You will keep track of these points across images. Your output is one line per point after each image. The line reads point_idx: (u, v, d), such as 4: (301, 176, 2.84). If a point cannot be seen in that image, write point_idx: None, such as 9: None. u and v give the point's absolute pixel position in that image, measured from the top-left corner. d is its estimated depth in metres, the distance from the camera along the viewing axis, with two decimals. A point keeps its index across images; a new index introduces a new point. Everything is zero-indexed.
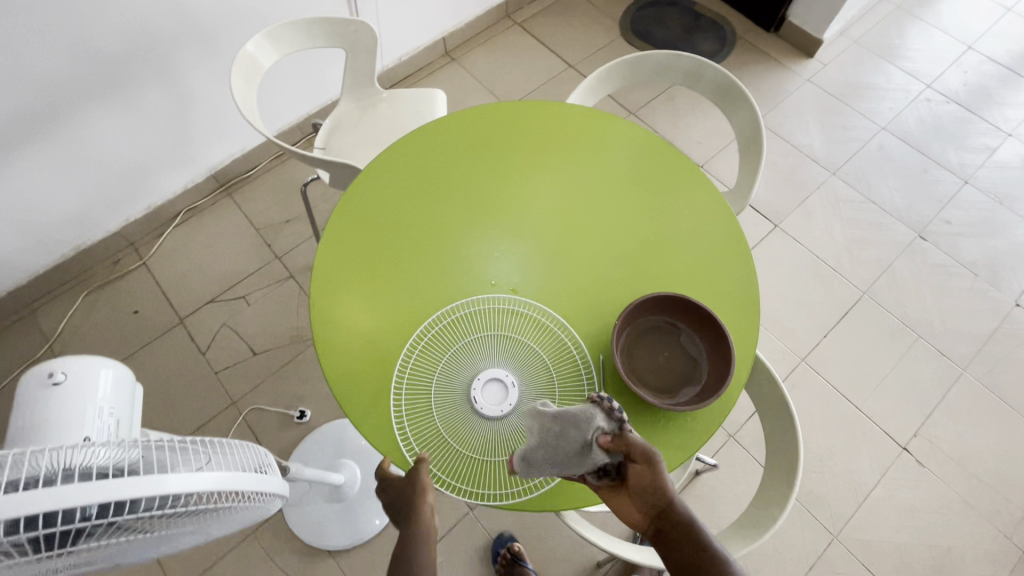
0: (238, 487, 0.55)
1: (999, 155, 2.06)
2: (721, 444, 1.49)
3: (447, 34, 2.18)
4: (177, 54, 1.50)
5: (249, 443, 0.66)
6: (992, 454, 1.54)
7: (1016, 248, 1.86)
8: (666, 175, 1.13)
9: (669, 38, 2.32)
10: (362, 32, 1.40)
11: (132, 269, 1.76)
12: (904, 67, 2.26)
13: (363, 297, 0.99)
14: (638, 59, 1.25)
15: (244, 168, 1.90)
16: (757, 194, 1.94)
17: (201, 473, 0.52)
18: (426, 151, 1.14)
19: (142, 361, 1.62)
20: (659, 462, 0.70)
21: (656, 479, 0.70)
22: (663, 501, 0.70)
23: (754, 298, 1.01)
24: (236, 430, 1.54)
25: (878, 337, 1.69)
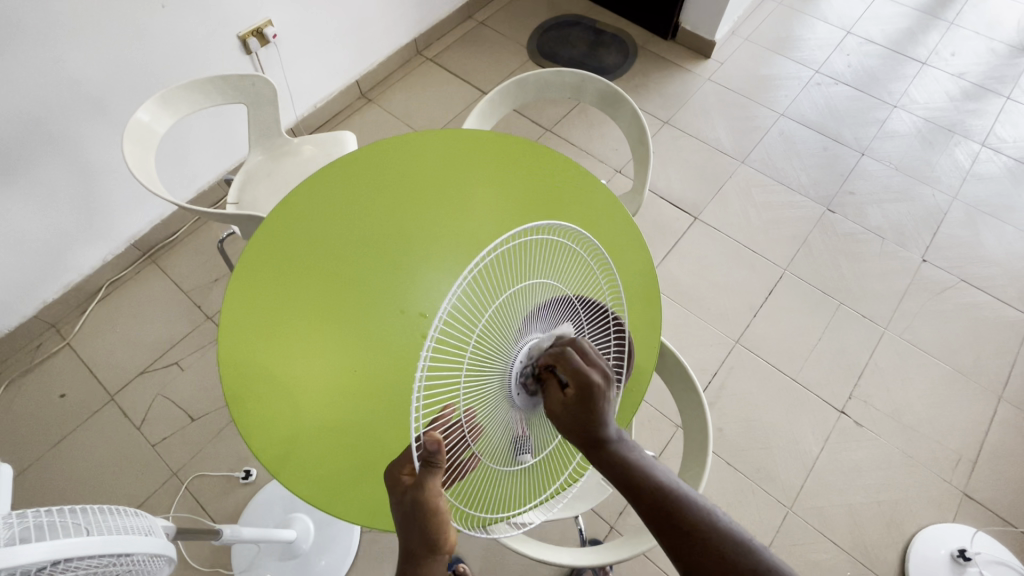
0: (117, 550, 0.53)
1: (890, 125, 2.22)
2: (668, 437, 1.52)
3: (360, 77, 2.23)
4: (74, 127, 1.48)
5: (136, 510, 0.64)
6: (922, 404, 1.61)
7: (914, 208, 1.99)
8: (564, 185, 1.18)
9: (574, 56, 2.44)
10: (260, 85, 1.43)
11: (55, 351, 1.69)
12: (794, 57, 2.43)
13: (280, 343, 0.99)
14: (524, 78, 1.31)
15: (166, 233, 1.87)
16: (674, 191, 2.03)
17: (70, 539, 0.50)
18: (332, 190, 1.15)
19: (75, 444, 1.55)
20: (593, 388, 0.60)
21: (590, 408, 0.60)
22: (598, 434, 0.62)
23: (655, 285, 1.07)
24: (180, 501, 1.48)
25: (803, 310, 1.77)
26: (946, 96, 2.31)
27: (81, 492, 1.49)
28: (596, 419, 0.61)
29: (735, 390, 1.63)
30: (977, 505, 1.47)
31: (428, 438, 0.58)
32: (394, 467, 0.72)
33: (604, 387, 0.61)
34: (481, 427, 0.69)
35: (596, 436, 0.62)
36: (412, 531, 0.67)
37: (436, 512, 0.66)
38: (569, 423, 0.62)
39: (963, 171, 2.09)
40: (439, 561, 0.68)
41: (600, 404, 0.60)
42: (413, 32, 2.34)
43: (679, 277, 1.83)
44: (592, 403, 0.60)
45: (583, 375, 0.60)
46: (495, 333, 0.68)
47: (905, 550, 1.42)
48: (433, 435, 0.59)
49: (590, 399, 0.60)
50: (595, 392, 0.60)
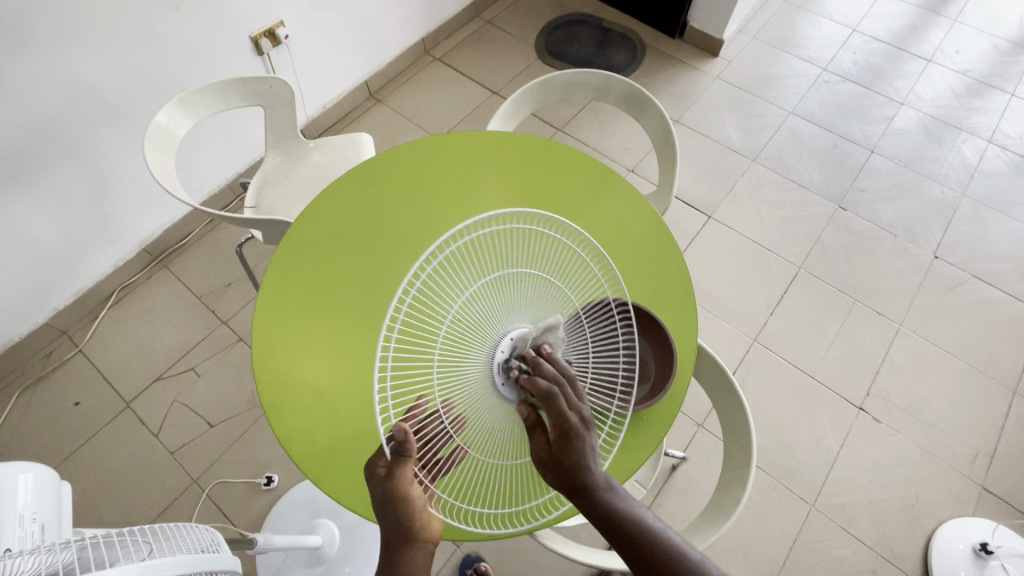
0: (196, 569, 0.52)
1: (898, 123, 2.23)
2: (691, 436, 1.53)
3: (369, 77, 2.21)
4: (87, 131, 1.45)
5: (199, 526, 0.63)
6: (939, 399, 1.63)
7: (925, 205, 2.01)
8: (593, 185, 1.18)
9: (583, 55, 2.43)
10: (278, 87, 1.41)
11: (68, 358, 1.67)
12: (801, 55, 2.44)
13: (312, 348, 0.98)
14: (549, 79, 1.31)
15: (177, 237, 1.85)
16: (687, 190, 2.03)
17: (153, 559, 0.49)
18: (358, 195, 1.14)
19: (91, 453, 1.53)
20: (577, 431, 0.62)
21: (575, 451, 0.62)
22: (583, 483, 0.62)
23: (689, 289, 1.07)
24: (202, 509, 1.47)
25: (819, 307, 1.78)
26: (951, 93, 2.32)
27: (100, 501, 1.47)
28: (579, 464, 0.62)
29: (754, 388, 1.64)
30: (996, 499, 1.49)
31: (397, 428, 0.59)
32: (372, 458, 0.70)
33: (583, 432, 0.63)
34: (465, 421, 0.68)
35: (580, 481, 0.62)
36: (389, 520, 0.66)
37: (411, 501, 0.66)
38: (555, 468, 0.63)
39: (970, 168, 2.11)
40: (418, 551, 0.67)
41: (582, 449, 0.62)
42: (421, 31, 2.33)
43: (695, 275, 1.84)
44: (573, 447, 0.62)
45: (561, 417, 0.63)
46: (470, 322, 0.70)
47: (927, 545, 1.43)
48: (402, 423, 0.60)
49: (570, 442, 0.63)
50: (577, 434, 0.62)
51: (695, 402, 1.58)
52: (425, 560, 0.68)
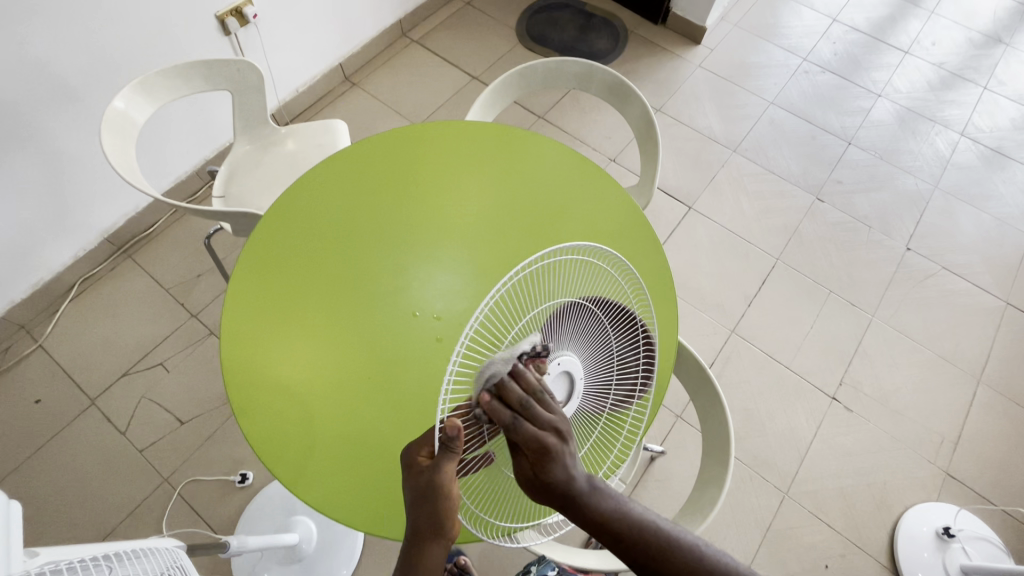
0: None
1: (874, 115, 2.25)
2: (669, 427, 1.55)
3: (344, 60, 2.13)
4: (42, 115, 1.37)
5: (152, 548, 0.62)
6: (908, 388, 1.68)
7: (899, 197, 2.04)
8: (578, 182, 1.15)
9: (565, 41, 2.39)
10: (246, 71, 1.34)
11: (26, 354, 1.59)
12: (782, 44, 2.43)
13: (285, 345, 0.95)
14: (527, 68, 1.28)
15: (142, 226, 1.77)
16: (668, 180, 2.02)
17: None
18: (333, 185, 1.10)
19: (55, 453, 1.47)
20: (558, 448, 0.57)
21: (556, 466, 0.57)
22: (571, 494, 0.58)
23: (669, 291, 1.06)
24: (172, 509, 1.43)
25: (795, 298, 1.81)
26: (927, 85, 2.35)
27: (65, 501, 1.42)
28: (564, 480, 0.57)
29: (731, 379, 1.66)
30: (958, 484, 1.55)
31: (449, 424, 0.58)
32: (411, 448, 0.67)
33: (561, 449, 0.57)
34: (499, 431, 0.67)
35: (566, 493, 0.58)
36: (426, 512, 0.64)
37: (451, 497, 0.64)
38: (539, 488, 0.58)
39: (943, 161, 2.15)
40: (440, 548, 0.64)
41: (561, 462, 0.57)
42: (398, 13, 2.25)
43: (676, 267, 1.84)
44: (551, 465, 0.57)
45: (539, 432, 0.57)
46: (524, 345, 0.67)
47: (893, 531, 1.49)
48: (454, 421, 0.59)
49: (548, 460, 0.57)
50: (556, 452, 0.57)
51: (673, 394, 1.59)
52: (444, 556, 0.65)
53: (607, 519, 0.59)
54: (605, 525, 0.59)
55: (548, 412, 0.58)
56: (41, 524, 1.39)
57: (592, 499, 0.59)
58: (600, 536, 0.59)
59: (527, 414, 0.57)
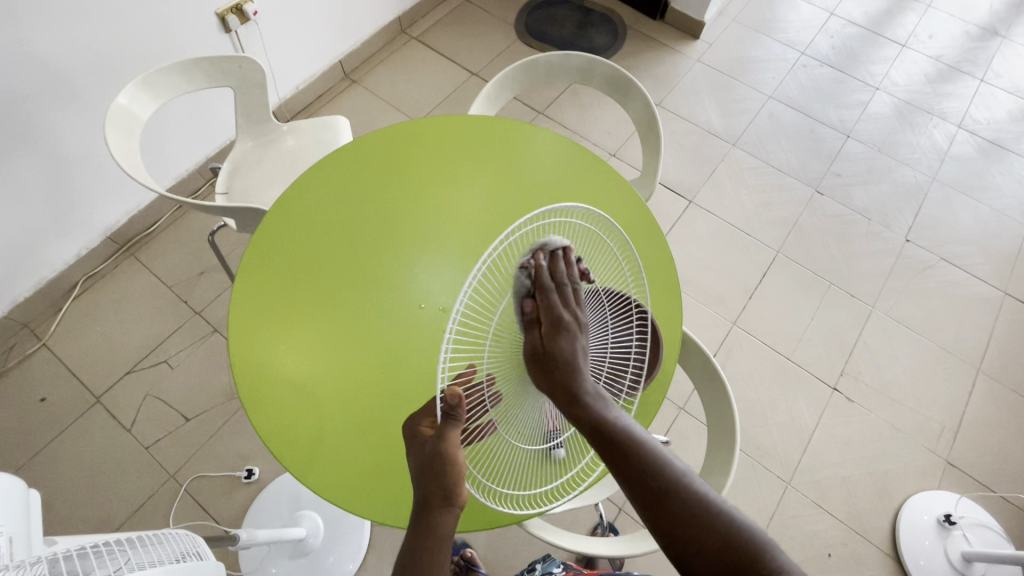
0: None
1: (873, 108, 2.26)
2: (672, 419, 1.56)
3: (343, 57, 2.13)
4: (45, 113, 1.37)
5: (165, 535, 0.62)
6: (908, 378, 1.69)
7: (898, 189, 2.05)
8: (582, 176, 1.16)
9: (564, 37, 2.39)
10: (249, 67, 1.34)
11: (30, 352, 1.60)
12: (780, 38, 2.44)
13: (292, 341, 0.95)
14: (529, 63, 1.29)
15: (144, 225, 1.77)
16: (668, 174, 2.03)
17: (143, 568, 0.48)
18: (336, 182, 1.10)
19: (60, 450, 1.48)
20: (566, 330, 0.65)
21: (565, 349, 0.64)
22: (573, 388, 0.63)
23: (674, 283, 1.07)
24: (179, 505, 1.44)
25: (796, 290, 1.82)
26: (924, 78, 2.36)
27: (72, 498, 1.43)
28: (567, 360, 0.64)
29: (734, 371, 1.67)
30: (959, 472, 1.57)
31: (450, 391, 0.62)
32: (415, 419, 0.69)
33: (573, 326, 0.66)
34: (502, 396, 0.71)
35: (568, 383, 0.63)
36: (430, 481, 0.65)
37: (456, 467, 0.65)
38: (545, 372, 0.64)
39: (941, 153, 2.16)
40: (451, 515, 0.64)
41: (566, 349, 0.64)
42: (397, 10, 2.25)
43: (677, 260, 1.85)
44: (562, 345, 0.64)
45: (555, 312, 0.65)
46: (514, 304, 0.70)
47: (894, 519, 1.50)
48: (455, 389, 0.63)
49: (559, 340, 0.65)
50: (566, 331, 0.65)
51: (676, 386, 1.60)
52: (455, 524, 0.65)
53: (607, 423, 0.62)
54: (603, 430, 0.62)
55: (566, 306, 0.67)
56: (47, 520, 1.40)
57: (593, 402, 0.63)
58: (596, 443, 0.62)
59: (543, 295, 0.66)
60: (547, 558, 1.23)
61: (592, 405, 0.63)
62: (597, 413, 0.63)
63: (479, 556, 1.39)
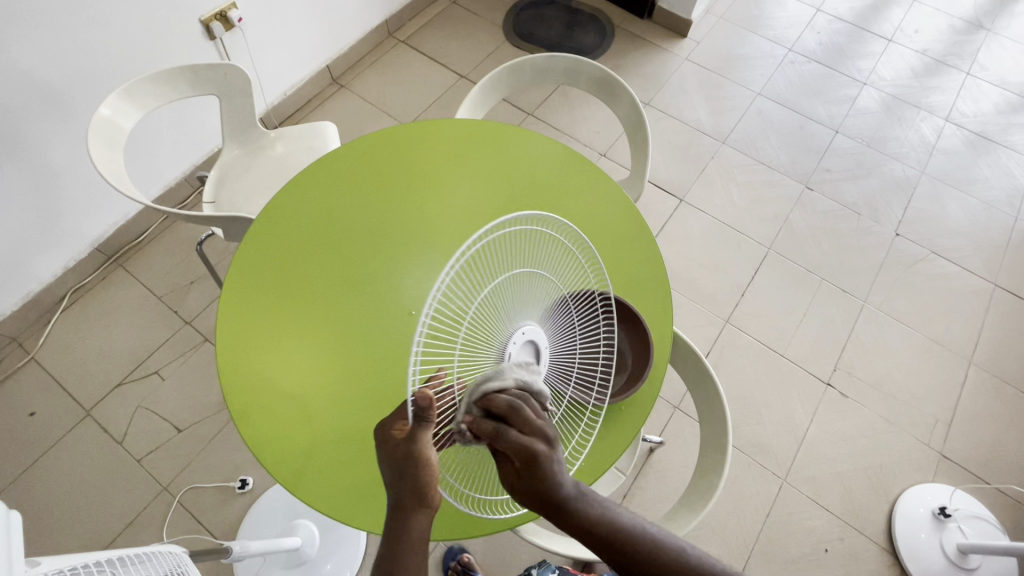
0: None
1: (860, 103, 2.27)
2: (667, 418, 1.56)
3: (330, 62, 2.12)
4: (29, 126, 1.36)
5: (152, 552, 0.63)
6: (901, 372, 1.70)
7: (887, 183, 2.06)
8: (570, 177, 1.15)
9: (552, 37, 2.39)
10: (233, 75, 1.33)
11: (19, 367, 1.58)
12: (767, 35, 2.45)
13: (280, 350, 0.95)
14: (516, 65, 1.28)
15: (132, 235, 1.75)
16: (658, 173, 2.03)
17: None
18: (324, 187, 1.09)
19: (51, 466, 1.46)
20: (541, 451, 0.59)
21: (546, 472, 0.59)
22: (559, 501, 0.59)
23: (663, 282, 1.07)
24: (172, 518, 1.42)
25: (789, 287, 1.82)
26: (911, 72, 2.37)
27: (64, 513, 1.42)
28: (552, 485, 0.59)
29: (728, 369, 1.68)
30: (953, 464, 1.57)
31: (420, 393, 0.57)
32: (387, 425, 0.69)
33: (549, 454, 0.59)
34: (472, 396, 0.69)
35: (555, 500, 0.59)
36: (403, 481, 0.64)
37: (431, 466, 0.64)
38: (527, 492, 0.59)
39: (929, 146, 2.17)
40: (424, 515, 0.64)
41: (550, 470, 0.59)
42: (384, 13, 2.24)
43: (669, 259, 1.85)
44: (541, 471, 0.59)
45: (527, 445, 0.58)
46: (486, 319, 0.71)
47: (891, 512, 1.50)
48: (425, 392, 0.58)
49: (536, 467, 0.59)
50: (541, 458, 0.59)
51: (670, 385, 1.60)
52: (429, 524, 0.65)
53: (602, 523, 0.60)
54: (593, 530, 0.60)
55: (536, 434, 0.59)
56: (38, 537, 1.38)
57: (578, 505, 0.60)
58: (588, 539, 0.60)
59: (505, 434, 0.59)
60: (545, 564, 1.21)
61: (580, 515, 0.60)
62: (586, 514, 0.60)
63: (476, 561, 1.38)
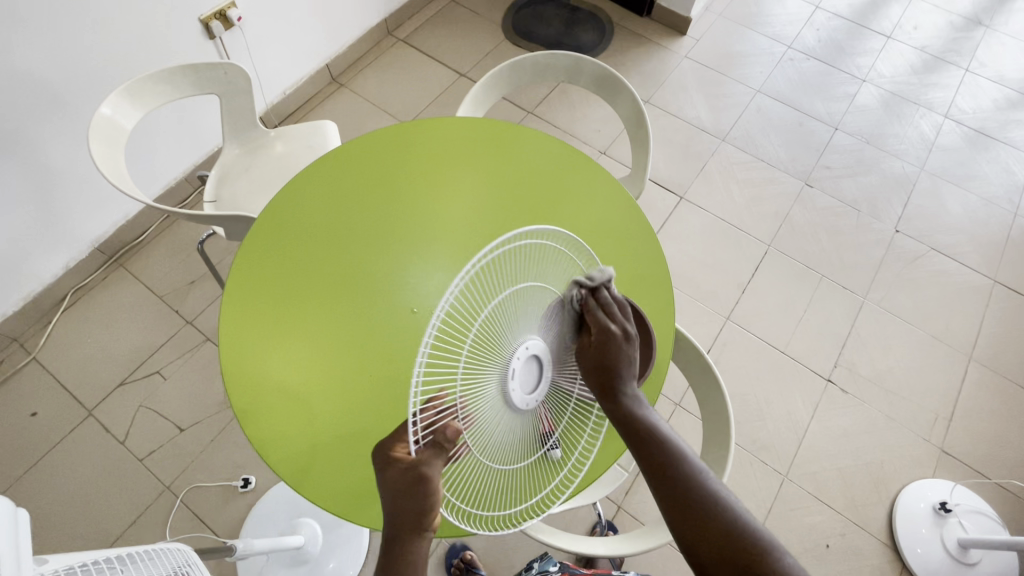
0: None
1: (860, 99, 2.28)
2: (668, 415, 1.56)
3: (330, 61, 2.12)
4: (30, 125, 1.36)
5: (156, 549, 0.63)
6: (900, 368, 1.70)
7: (887, 180, 2.07)
8: (571, 175, 1.16)
9: (551, 35, 2.39)
10: (234, 74, 1.33)
11: (21, 366, 1.58)
12: (766, 32, 2.45)
13: (284, 349, 0.95)
14: (516, 63, 1.28)
15: (133, 235, 1.75)
16: (658, 171, 2.03)
17: None
18: (327, 186, 1.09)
19: (53, 465, 1.46)
20: (614, 342, 0.70)
21: (610, 358, 0.70)
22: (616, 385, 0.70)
23: (664, 279, 1.07)
24: (175, 517, 1.42)
25: (789, 284, 1.83)
26: (910, 69, 2.38)
27: (66, 513, 1.42)
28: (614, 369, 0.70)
29: (729, 366, 1.68)
30: (953, 460, 1.58)
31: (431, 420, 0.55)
32: (387, 446, 0.65)
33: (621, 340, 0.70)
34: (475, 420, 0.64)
35: (611, 382, 0.70)
36: (406, 503, 0.62)
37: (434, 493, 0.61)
38: (590, 365, 0.71)
39: (928, 143, 2.18)
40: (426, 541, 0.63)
41: (619, 355, 0.70)
42: (383, 12, 2.24)
43: (670, 257, 1.85)
44: (609, 352, 0.70)
45: (603, 325, 0.70)
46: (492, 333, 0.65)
47: (891, 508, 1.51)
48: None
49: (608, 348, 0.70)
50: (613, 343, 0.70)
51: (671, 382, 1.61)
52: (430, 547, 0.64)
53: (646, 429, 0.68)
54: (636, 430, 0.68)
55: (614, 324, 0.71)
56: (40, 537, 1.38)
57: (629, 399, 0.70)
58: (625, 435, 0.68)
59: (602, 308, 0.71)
60: (547, 560, 1.20)
61: (626, 407, 0.69)
62: (628, 411, 0.69)
63: (478, 559, 1.39)
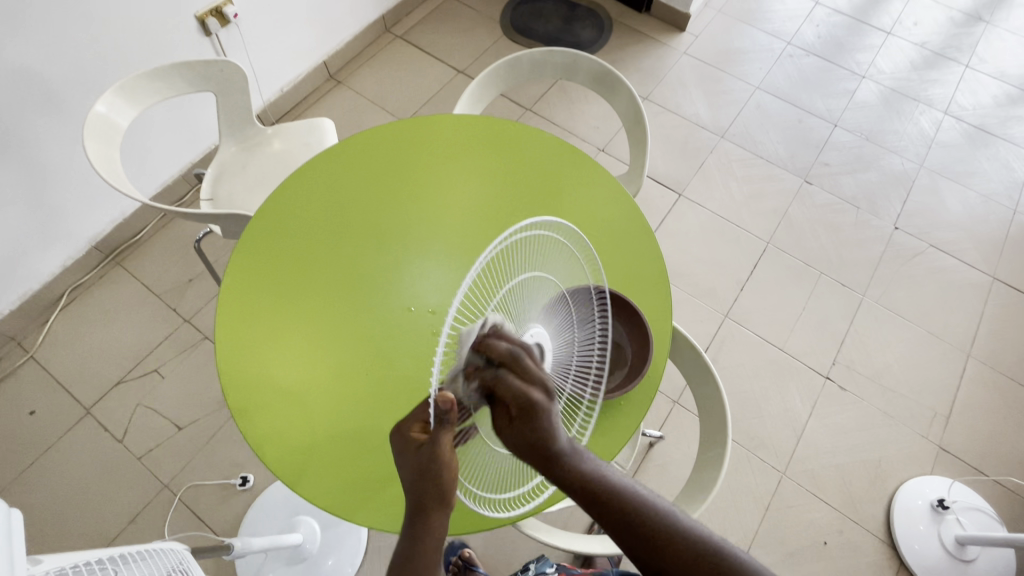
0: None
1: (859, 96, 2.27)
2: (667, 413, 1.56)
3: (328, 58, 2.11)
4: (26, 123, 1.35)
5: (149, 551, 0.63)
6: (899, 365, 1.70)
7: (886, 177, 2.06)
8: (569, 172, 1.15)
9: (550, 32, 2.38)
10: (229, 71, 1.33)
11: (19, 365, 1.58)
12: (766, 29, 2.44)
13: (279, 347, 0.94)
14: (514, 60, 1.28)
15: (130, 233, 1.75)
16: (657, 168, 2.03)
17: None
18: (323, 184, 1.09)
19: (52, 464, 1.46)
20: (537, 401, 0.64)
21: (536, 423, 0.64)
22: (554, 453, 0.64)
23: (662, 278, 1.07)
24: (173, 515, 1.43)
25: (788, 281, 1.82)
26: (910, 65, 2.37)
27: (65, 512, 1.42)
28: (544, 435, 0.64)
29: (727, 364, 1.68)
30: (951, 457, 1.58)
31: (443, 397, 0.58)
32: (404, 425, 0.68)
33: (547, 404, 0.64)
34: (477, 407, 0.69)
35: (548, 450, 0.64)
36: (426, 484, 0.65)
37: (452, 469, 0.65)
38: (519, 442, 0.64)
39: (928, 140, 2.17)
40: (446, 515, 0.67)
41: (544, 418, 0.64)
42: (380, 8, 2.23)
43: (669, 254, 1.85)
44: (536, 418, 0.63)
45: (522, 390, 0.63)
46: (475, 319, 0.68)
47: (889, 505, 1.51)
48: (446, 394, 0.59)
49: (532, 416, 0.63)
50: (536, 403, 0.63)
51: (670, 380, 1.60)
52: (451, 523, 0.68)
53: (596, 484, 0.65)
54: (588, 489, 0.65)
55: (531, 379, 0.64)
56: (39, 535, 1.39)
57: (571, 460, 0.66)
58: (580, 497, 0.65)
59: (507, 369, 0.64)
60: (544, 559, 1.20)
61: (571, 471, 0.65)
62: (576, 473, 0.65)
63: (477, 556, 1.39)
